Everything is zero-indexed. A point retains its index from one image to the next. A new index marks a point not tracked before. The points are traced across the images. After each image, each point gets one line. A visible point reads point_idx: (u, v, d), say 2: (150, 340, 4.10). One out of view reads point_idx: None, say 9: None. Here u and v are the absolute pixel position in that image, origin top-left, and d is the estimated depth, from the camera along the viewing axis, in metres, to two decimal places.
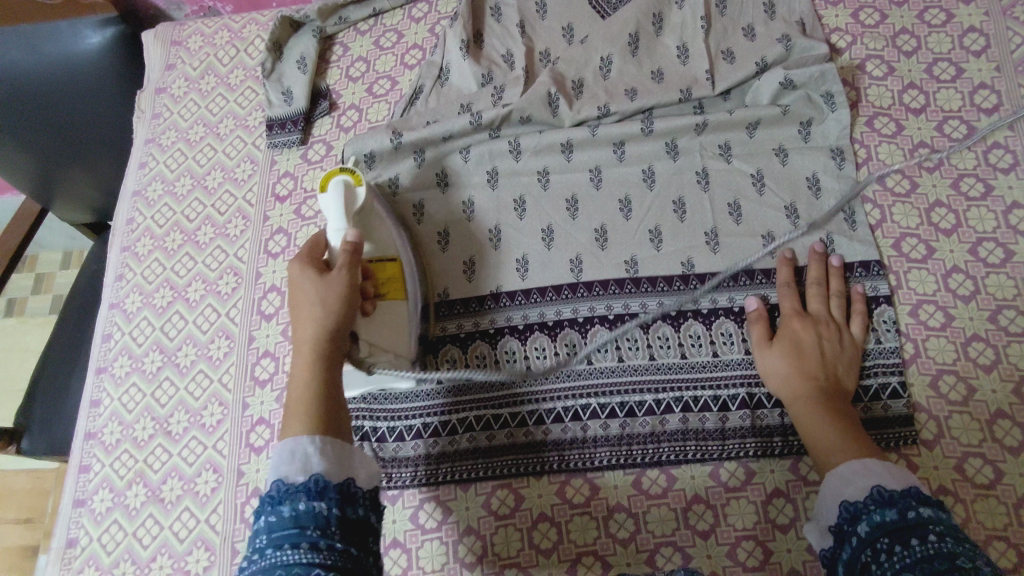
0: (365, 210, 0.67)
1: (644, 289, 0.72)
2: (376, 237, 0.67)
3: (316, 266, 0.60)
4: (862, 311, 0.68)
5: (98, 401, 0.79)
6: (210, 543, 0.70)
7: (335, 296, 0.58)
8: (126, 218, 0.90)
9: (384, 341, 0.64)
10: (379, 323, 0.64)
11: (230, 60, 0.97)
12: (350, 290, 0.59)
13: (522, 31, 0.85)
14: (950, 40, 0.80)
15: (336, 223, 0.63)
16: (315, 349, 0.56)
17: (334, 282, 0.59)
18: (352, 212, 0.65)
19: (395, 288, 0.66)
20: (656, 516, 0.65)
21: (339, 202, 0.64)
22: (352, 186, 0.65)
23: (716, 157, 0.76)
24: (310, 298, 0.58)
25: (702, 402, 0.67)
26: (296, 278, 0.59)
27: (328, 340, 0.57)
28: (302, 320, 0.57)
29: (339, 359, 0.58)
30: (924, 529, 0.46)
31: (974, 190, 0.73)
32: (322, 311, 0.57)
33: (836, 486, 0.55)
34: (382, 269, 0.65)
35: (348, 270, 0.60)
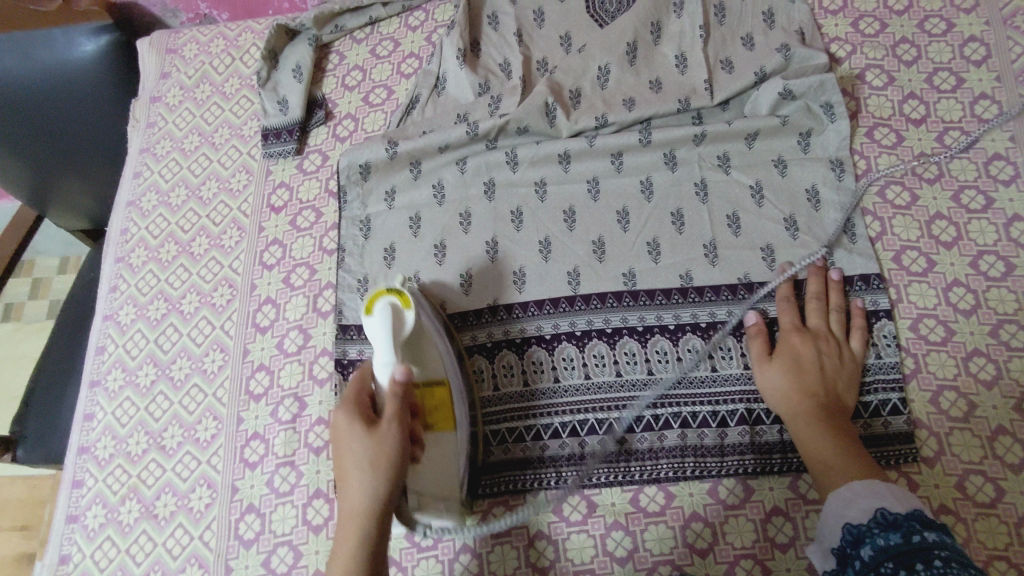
0: (412, 335, 0.63)
1: (642, 302, 0.71)
2: (424, 363, 0.64)
3: (364, 415, 0.56)
4: (862, 326, 0.67)
5: (91, 414, 0.78)
6: (204, 560, 0.69)
7: (386, 455, 0.53)
8: (120, 228, 0.89)
9: (436, 485, 0.61)
10: (429, 466, 0.61)
11: (225, 68, 0.96)
12: (402, 444, 0.55)
13: (519, 39, 0.84)
14: (951, 49, 0.79)
15: (384, 355, 0.60)
16: (364, 519, 0.53)
17: (384, 438, 0.54)
18: (399, 341, 0.61)
19: (444, 418, 0.63)
20: (654, 534, 0.64)
21: (387, 330, 0.60)
22: (401, 311, 0.62)
23: (715, 168, 0.76)
24: (361, 456, 0.53)
25: (701, 417, 0.67)
26: (343, 430, 0.55)
27: (377, 510, 0.53)
28: (350, 482, 0.53)
29: (387, 524, 0.54)
30: (929, 554, 0.45)
31: (975, 202, 0.72)
32: (371, 471, 0.53)
33: (839, 507, 0.54)
34: (429, 398, 0.63)
35: (398, 420, 0.55)
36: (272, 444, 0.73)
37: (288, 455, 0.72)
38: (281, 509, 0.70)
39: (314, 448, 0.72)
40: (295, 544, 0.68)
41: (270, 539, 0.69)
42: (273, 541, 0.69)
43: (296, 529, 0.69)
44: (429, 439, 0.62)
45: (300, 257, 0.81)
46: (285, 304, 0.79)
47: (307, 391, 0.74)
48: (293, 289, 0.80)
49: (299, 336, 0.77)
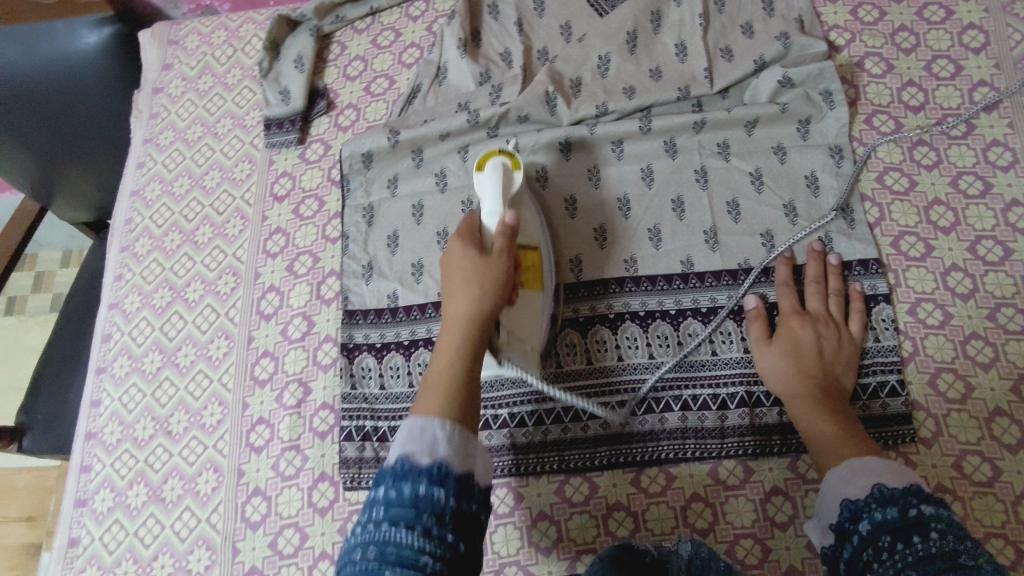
0: (517, 198, 0.69)
1: (644, 288, 0.72)
2: (523, 231, 0.68)
3: (475, 246, 0.61)
4: (860, 310, 0.68)
5: (98, 401, 0.79)
6: (211, 542, 0.70)
7: (493, 277, 0.59)
8: (125, 218, 0.90)
9: (524, 334, 0.64)
10: (522, 312, 0.64)
11: (227, 59, 0.97)
12: (509, 275, 0.60)
13: (519, 29, 0.85)
14: (949, 37, 0.79)
15: (490, 203, 0.65)
16: (465, 330, 0.56)
17: (493, 263, 0.60)
18: (507, 195, 0.66)
19: (534, 277, 0.67)
20: (656, 514, 0.65)
21: (498, 184, 0.65)
22: (510, 171, 0.67)
23: (714, 155, 0.76)
24: (470, 276, 0.59)
25: (702, 400, 0.68)
26: (455, 256, 0.60)
27: (480, 324, 0.57)
28: (457, 296, 0.58)
29: (486, 340, 0.58)
30: (924, 528, 0.46)
31: (973, 188, 0.73)
32: (479, 292, 0.58)
33: (837, 486, 0.55)
34: (524, 257, 0.67)
35: (505, 255, 0.60)
36: (277, 428, 0.73)
37: (293, 439, 0.73)
38: (287, 491, 0.71)
39: (320, 432, 0.73)
40: (301, 526, 0.69)
41: (276, 521, 0.70)
42: (279, 523, 0.70)
43: (301, 511, 0.70)
44: (522, 294, 0.65)
45: (303, 245, 0.82)
46: (289, 291, 0.80)
47: (311, 375, 0.75)
48: (297, 277, 0.80)
49: (302, 322, 0.78)
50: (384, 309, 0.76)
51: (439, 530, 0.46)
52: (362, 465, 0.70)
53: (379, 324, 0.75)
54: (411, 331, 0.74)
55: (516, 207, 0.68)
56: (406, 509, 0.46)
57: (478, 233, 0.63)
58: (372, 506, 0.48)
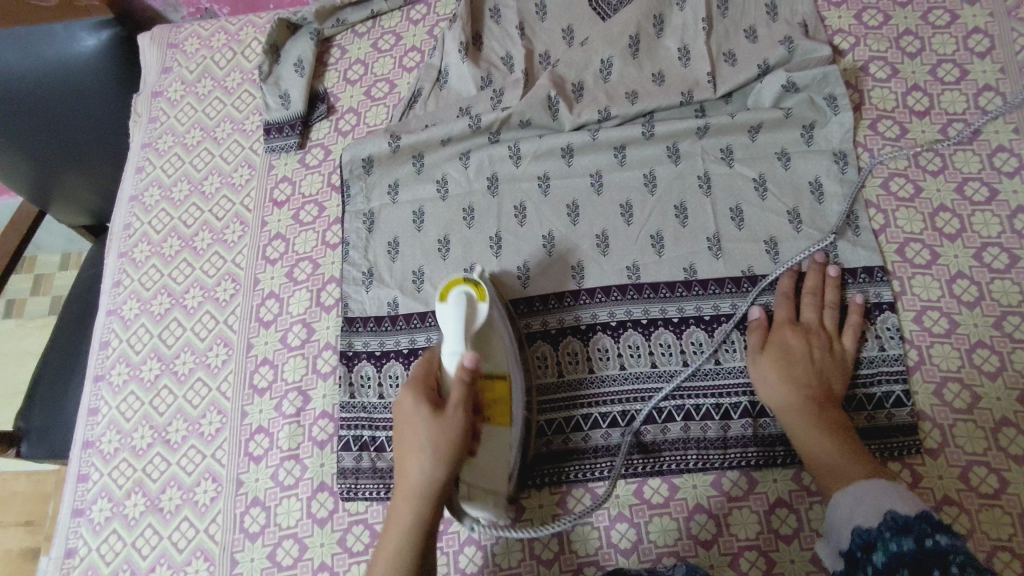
0: (484, 325, 0.63)
1: (647, 295, 0.71)
2: (492, 355, 0.63)
3: (430, 401, 0.58)
4: (857, 323, 0.67)
5: (96, 409, 0.78)
6: (209, 553, 0.69)
7: (447, 444, 0.56)
8: (123, 223, 0.89)
9: (487, 478, 0.61)
10: (487, 454, 0.61)
11: (227, 63, 0.96)
12: (465, 434, 0.56)
13: (521, 33, 0.84)
14: (954, 41, 0.79)
15: (452, 343, 0.59)
16: (417, 498, 0.56)
17: (447, 423, 0.56)
18: (470, 333, 0.60)
19: (501, 411, 0.62)
20: (658, 526, 0.64)
21: (460, 324, 0.60)
22: (475, 302, 0.61)
23: (717, 161, 0.75)
24: (424, 440, 0.56)
25: (705, 409, 0.67)
26: (410, 407, 0.58)
27: (431, 492, 0.56)
28: (410, 460, 0.56)
29: (441, 505, 0.57)
30: (944, 559, 0.44)
31: (979, 194, 0.72)
32: (430, 456, 0.55)
33: (848, 509, 0.55)
34: (491, 391, 0.62)
35: (461, 410, 0.57)
36: (276, 437, 0.73)
37: (293, 448, 0.72)
38: (286, 502, 0.70)
39: (319, 441, 0.72)
40: (300, 537, 0.68)
41: (275, 532, 0.69)
42: (278, 534, 0.69)
43: (300, 521, 0.69)
44: (487, 433, 0.61)
45: (303, 251, 0.81)
46: (288, 298, 0.79)
47: (311, 384, 0.75)
48: (296, 283, 0.80)
49: (302, 330, 0.77)
50: (384, 317, 0.75)
51: None
52: (361, 475, 0.69)
53: (378, 332, 0.74)
54: (411, 340, 0.73)
55: (481, 342, 0.62)
56: None
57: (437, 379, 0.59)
58: None
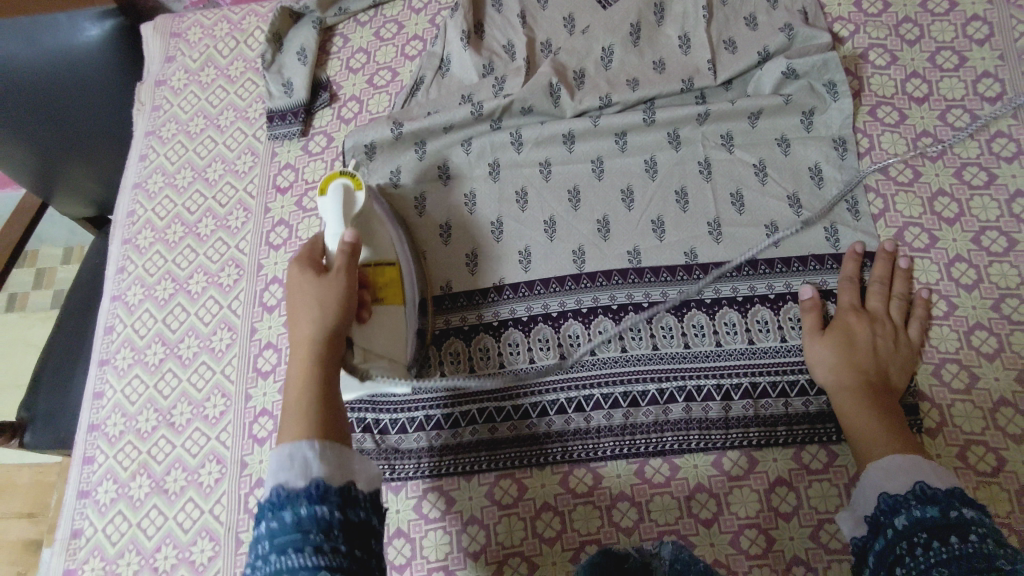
0: (365, 215, 0.67)
1: (647, 279, 0.72)
2: (376, 243, 0.67)
3: (314, 268, 0.60)
4: (921, 316, 0.67)
5: (100, 393, 0.79)
6: (214, 533, 0.70)
7: (334, 295, 0.58)
8: (127, 210, 0.90)
9: (381, 347, 0.65)
10: (377, 331, 0.65)
11: (230, 52, 0.97)
12: (349, 291, 0.59)
13: (523, 21, 0.85)
14: (953, 29, 0.79)
15: (334, 227, 0.64)
16: (312, 348, 0.56)
17: (330, 280, 0.59)
18: (350, 217, 0.64)
19: (394, 292, 0.67)
20: (659, 504, 0.65)
21: (338, 206, 0.64)
22: (352, 191, 0.65)
23: (717, 147, 0.76)
24: (311, 297, 0.58)
25: (706, 390, 0.67)
26: (294, 278, 0.60)
27: (327, 339, 0.57)
28: (299, 319, 0.57)
29: (338, 359, 0.57)
30: (964, 530, 0.46)
31: (977, 179, 0.73)
32: (319, 309, 0.57)
33: (879, 479, 0.55)
34: (381, 274, 0.66)
35: (346, 271, 0.59)
36: None
37: None
38: None
39: None
40: None
41: None
42: None
43: None
44: (378, 310, 0.65)
45: (306, 236, 0.82)
46: None
47: None
48: None
49: None
50: None
51: (331, 544, 0.45)
52: (365, 457, 0.70)
53: None
54: None
55: (365, 227, 0.67)
56: (291, 536, 0.45)
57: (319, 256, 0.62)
58: (256, 542, 0.47)
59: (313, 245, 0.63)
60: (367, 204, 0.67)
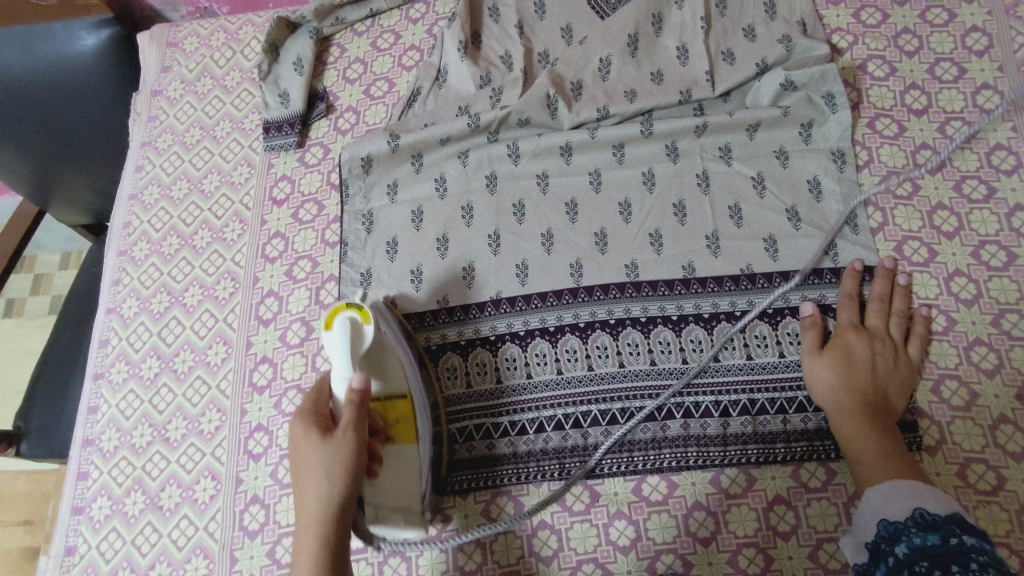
0: (375, 347, 0.63)
1: (645, 293, 0.72)
2: (386, 376, 0.64)
3: (321, 426, 0.57)
4: (921, 333, 0.66)
5: (95, 407, 0.78)
6: (208, 551, 0.69)
7: (342, 460, 0.54)
8: (122, 221, 0.89)
9: (397, 498, 0.62)
10: (390, 480, 0.62)
11: (226, 61, 0.96)
12: (357, 449, 0.55)
13: (520, 31, 0.84)
14: (952, 40, 0.79)
15: (341, 369, 0.59)
16: (320, 523, 0.53)
17: (339, 442, 0.55)
18: (358, 354, 0.60)
19: (406, 430, 0.63)
20: (657, 522, 0.65)
21: (345, 346, 0.59)
22: (360, 325, 0.61)
23: (715, 159, 0.76)
24: (316, 459, 0.54)
25: (704, 407, 0.67)
26: (300, 439, 0.56)
27: (336, 510, 0.53)
28: (306, 488, 0.54)
29: (348, 530, 0.54)
30: (965, 557, 0.45)
31: (976, 192, 0.72)
32: (326, 476, 0.54)
33: (878, 504, 0.55)
34: (392, 411, 0.63)
35: (354, 426, 0.56)
36: (276, 435, 0.73)
37: None
38: (285, 499, 0.70)
39: None
40: None
41: (274, 529, 0.69)
42: (278, 531, 0.69)
43: None
44: (389, 454, 0.63)
45: (302, 249, 0.81)
46: (287, 296, 0.79)
47: (310, 382, 0.75)
48: (295, 282, 0.80)
49: (302, 328, 0.77)
50: None
51: None
52: None
53: None
54: None
55: (375, 359, 0.63)
56: None
57: (326, 410, 0.58)
58: None
59: (320, 393, 0.60)
60: (377, 334, 0.63)
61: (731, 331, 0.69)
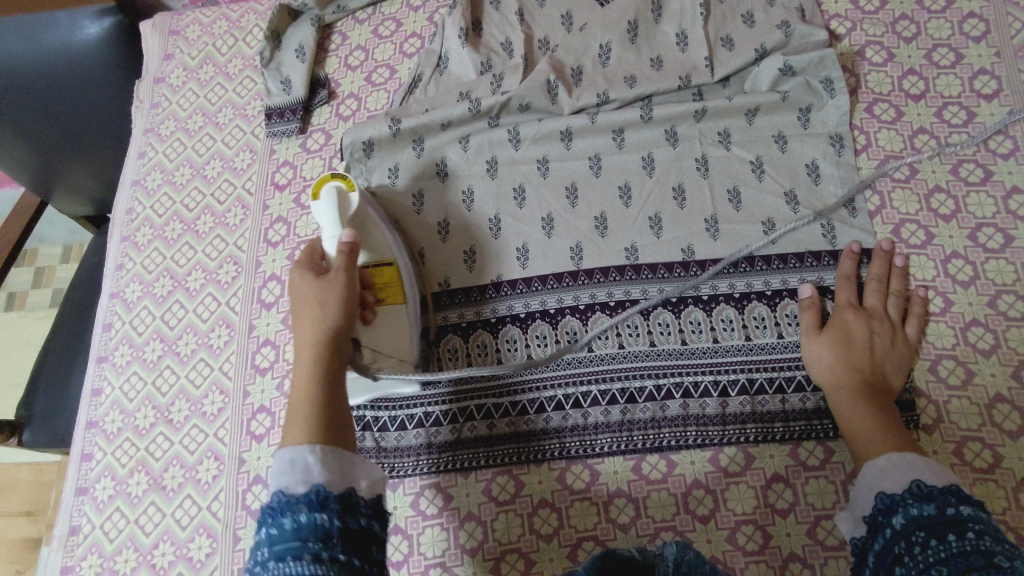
0: (360, 217, 0.68)
1: (645, 276, 0.72)
2: (373, 243, 0.68)
3: (313, 273, 0.61)
4: (919, 314, 0.67)
5: (99, 390, 0.79)
6: (212, 530, 0.70)
7: (334, 299, 0.59)
8: (125, 207, 0.90)
9: (388, 346, 0.66)
10: (382, 330, 0.66)
11: (228, 49, 0.97)
12: (347, 289, 0.60)
13: (520, 18, 0.85)
14: (950, 26, 0.79)
15: (331, 230, 0.65)
16: (315, 354, 0.56)
17: (331, 287, 0.59)
18: (346, 218, 0.66)
19: (395, 291, 0.67)
20: (656, 501, 0.65)
21: (333, 210, 0.65)
22: (346, 193, 0.67)
23: (715, 144, 0.76)
24: (311, 301, 0.59)
25: (703, 387, 0.68)
26: (296, 284, 0.61)
27: (329, 343, 0.57)
28: (303, 326, 0.58)
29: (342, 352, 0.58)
30: (962, 527, 0.46)
31: (974, 176, 0.73)
32: (321, 315, 0.58)
33: (875, 478, 0.55)
34: (381, 274, 0.67)
35: (343, 274, 0.60)
36: (278, 416, 0.73)
37: None
38: None
39: None
40: None
41: None
42: None
43: None
44: (379, 310, 0.66)
45: (304, 234, 0.82)
46: None
47: None
48: None
49: None
50: None
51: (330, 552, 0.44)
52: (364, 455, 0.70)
53: None
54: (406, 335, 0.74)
55: (359, 227, 0.68)
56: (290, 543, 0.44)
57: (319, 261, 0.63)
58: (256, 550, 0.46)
59: (314, 249, 0.64)
60: (362, 206, 0.68)
61: (730, 312, 0.70)
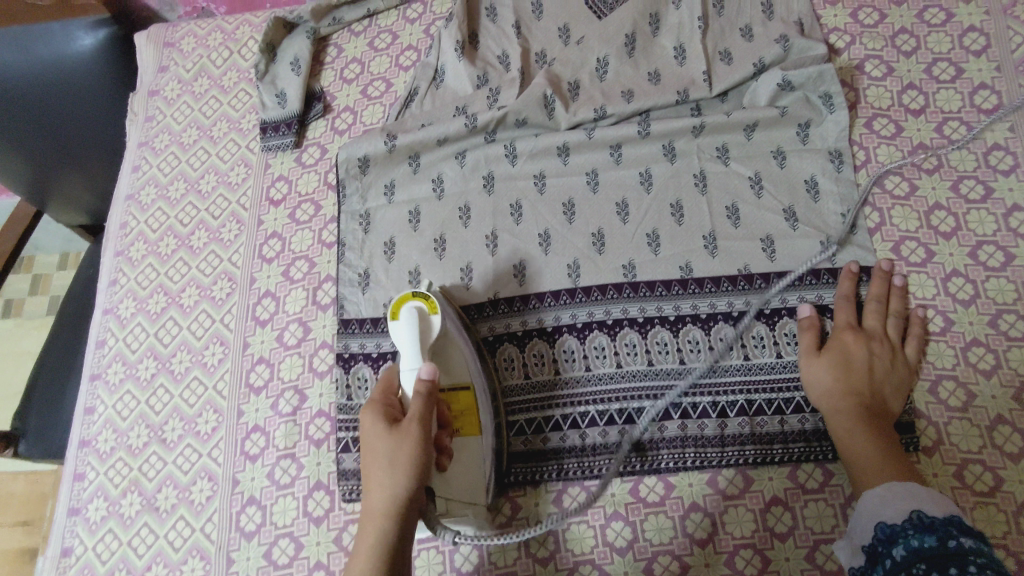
0: (441, 339, 0.63)
1: (643, 294, 0.71)
2: (450, 368, 0.64)
3: (388, 417, 0.56)
4: (918, 334, 0.66)
5: (92, 408, 0.78)
6: (205, 552, 0.69)
7: (406, 457, 0.53)
8: (119, 222, 0.89)
9: (465, 490, 0.61)
10: (461, 470, 0.61)
11: (223, 62, 0.96)
12: (425, 444, 0.54)
13: (517, 31, 0.84)
14: (950, 39, 0.79)
15: (409, 358, 0.60)
16: (381, 520, 0.52)
17: (403, 439, 0.54)
18: (427, 347, 0.61)
19: (469, 423, 0.62)
20: (654, 524, 0.64)
21: (412, 337, 0.60)
22: (427, 316, 0.62)
23: (713, 159, 0.75)
24: (383, 453, 0.54)
25: (702, 408, 0.67)
26: (369, 427, 0.56)
27: (399, 511, 0.52)
28: (373, 483, 0.53)
29: (412, 525, 0.53)
30: (964, 560, 0.44)
31: (974, 192, 0.72)
32: (390, 468, 0.53)
33: (874, 506, 0.54)
34: (455, 404, 0.62)
35: (420, 422, 0.55)
36: (272, 436, 0.73)
37: (289, 447, 0.72)
38: (281, 500, 0.70)
39: (315, 440, 0.72)
40: (296, 536, 0.68)
41: (271, 531, 0.69)
42: (274, 533, 0.69)
43: (297, 520, 0.69)
44: (455, 446, 0.62)
45: (299, 250, 0.81)
46: (284, 297, 0.79)
47: (307, 383, 0.75)
48: (292, 282, 0.80)
49: (298, 329, 0.77)
50: (380, 318, 0.75)
51: None
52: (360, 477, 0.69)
53: (375, 333, 0.74)
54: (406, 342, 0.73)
55: (438, 354, 0.63)
56: None
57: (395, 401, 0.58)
58: None
59: (390, 382, 0.60)
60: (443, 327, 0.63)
61: (728, 331, 0.69)
